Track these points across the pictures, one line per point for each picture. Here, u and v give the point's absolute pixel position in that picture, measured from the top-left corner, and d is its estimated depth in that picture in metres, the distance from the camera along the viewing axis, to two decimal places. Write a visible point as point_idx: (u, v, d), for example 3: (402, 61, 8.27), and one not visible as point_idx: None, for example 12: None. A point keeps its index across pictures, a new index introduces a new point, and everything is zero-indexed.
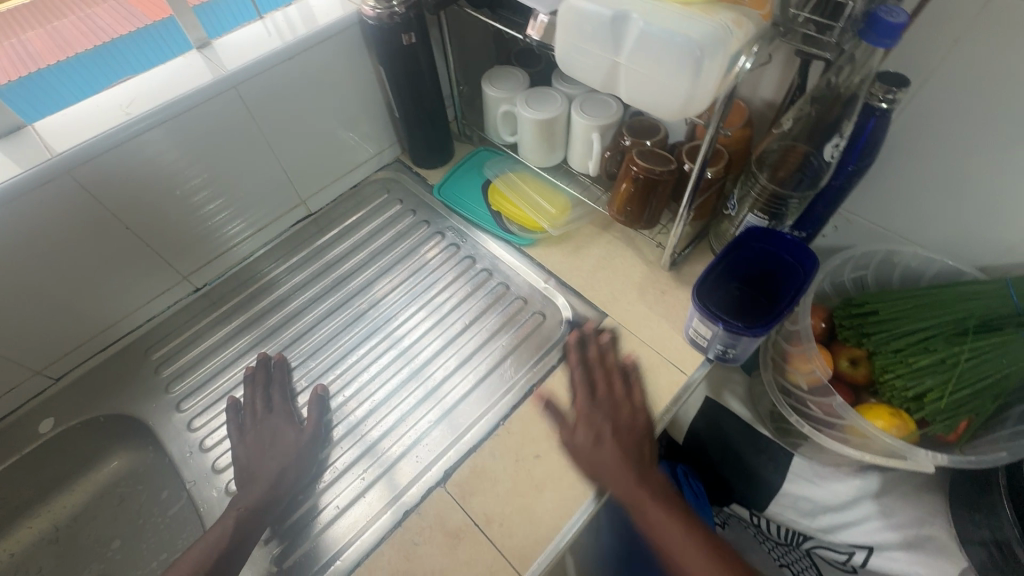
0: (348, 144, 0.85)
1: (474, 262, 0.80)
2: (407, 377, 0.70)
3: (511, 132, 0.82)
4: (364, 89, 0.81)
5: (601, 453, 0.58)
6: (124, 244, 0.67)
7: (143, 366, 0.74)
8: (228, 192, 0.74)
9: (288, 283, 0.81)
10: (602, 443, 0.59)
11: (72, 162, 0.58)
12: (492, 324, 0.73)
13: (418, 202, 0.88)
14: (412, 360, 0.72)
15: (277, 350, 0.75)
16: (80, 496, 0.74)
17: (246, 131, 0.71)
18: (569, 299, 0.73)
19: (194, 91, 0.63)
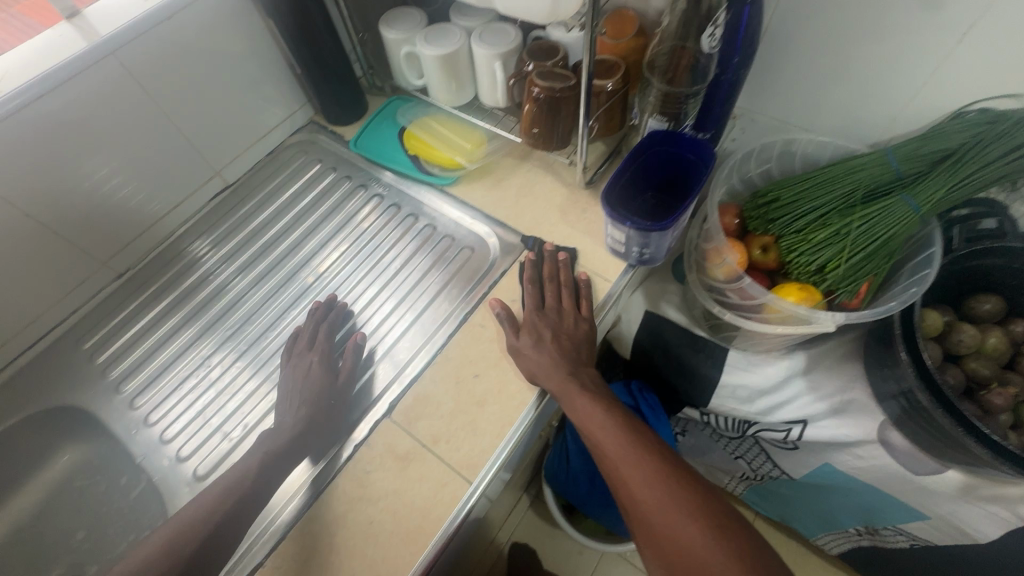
0: (255, 108, 0.83)
1: (400, 209, 0.81)
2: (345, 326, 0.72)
3: (418, 74, 0.82)
4: (260, 47, 0.78)
5: (561, 384, 0.59)
6: (27, 234, 0.65)
7: (76, 358, 0.73)
8: (133, 170, 0.72)
9: (214, 257, 0.80)
10: (563, 372, 0.59)
11: None
12: (423, 265, 0.75)
13: (338, 159, 0.88)
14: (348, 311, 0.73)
15: (211, 321, 0.75)
16: (36, 495, 0.73)
17: (138, 101, 0.68)
18: (493, 230, 0.75)
19: (68, 62, 0.60)
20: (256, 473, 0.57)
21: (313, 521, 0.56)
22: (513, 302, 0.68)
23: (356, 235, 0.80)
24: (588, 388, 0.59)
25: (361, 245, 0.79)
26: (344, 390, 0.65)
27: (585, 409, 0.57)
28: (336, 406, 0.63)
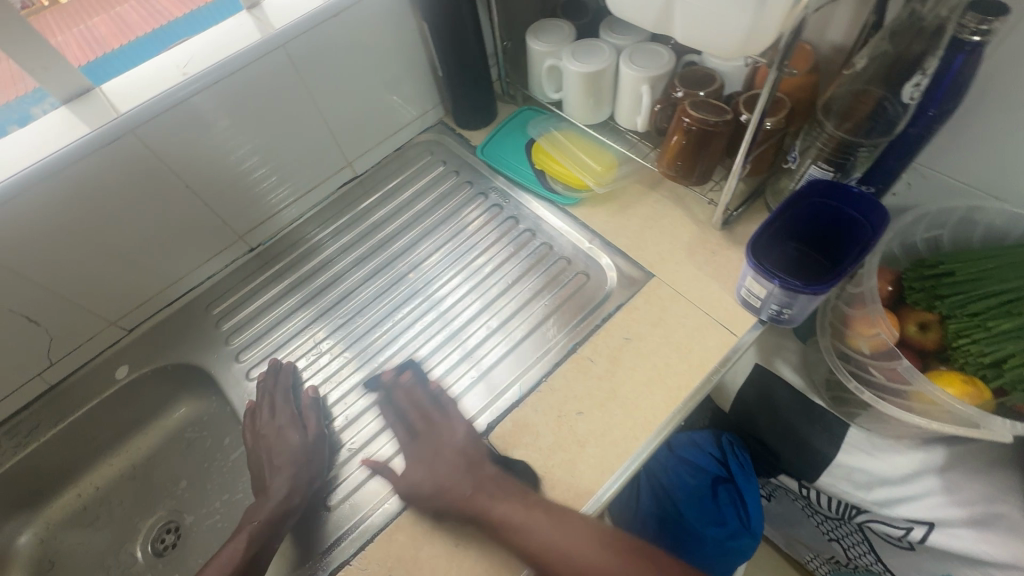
0: (392, 106, 0.85)
1: (517, 223, 0.80)
2: (444, 340, 0.71)
3: (556, 88, 0.80)
4: (408, 48, 0.80)
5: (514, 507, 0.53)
6: (183, 203, 0.70)
7: (204, 321, 0.78)
8: (275, 157, 0.76)
9: (332, 246, 0.83)
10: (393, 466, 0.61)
11: (135, 121, 0.60)
12: (533, 286, 0.73)
13: (461, 162, 0.88)
14: (450, 324, 0.73)
15: (323, 310, 0.78)
16: (152, 438, 0.80)
17: (294, 92, 0.72)
18: (614, 260, 0.72)
19: (243, 51, 0.64)
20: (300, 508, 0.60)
21: (400, 529, 0.56)
22: (626, 340, 0.65)
23: (455, 248, 0.80)
24: (482, 503, 0.54)
25: (470, 256, 0.78)
26: (319, 443, 0.65)
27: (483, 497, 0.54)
28: (303, 465, 0.63)
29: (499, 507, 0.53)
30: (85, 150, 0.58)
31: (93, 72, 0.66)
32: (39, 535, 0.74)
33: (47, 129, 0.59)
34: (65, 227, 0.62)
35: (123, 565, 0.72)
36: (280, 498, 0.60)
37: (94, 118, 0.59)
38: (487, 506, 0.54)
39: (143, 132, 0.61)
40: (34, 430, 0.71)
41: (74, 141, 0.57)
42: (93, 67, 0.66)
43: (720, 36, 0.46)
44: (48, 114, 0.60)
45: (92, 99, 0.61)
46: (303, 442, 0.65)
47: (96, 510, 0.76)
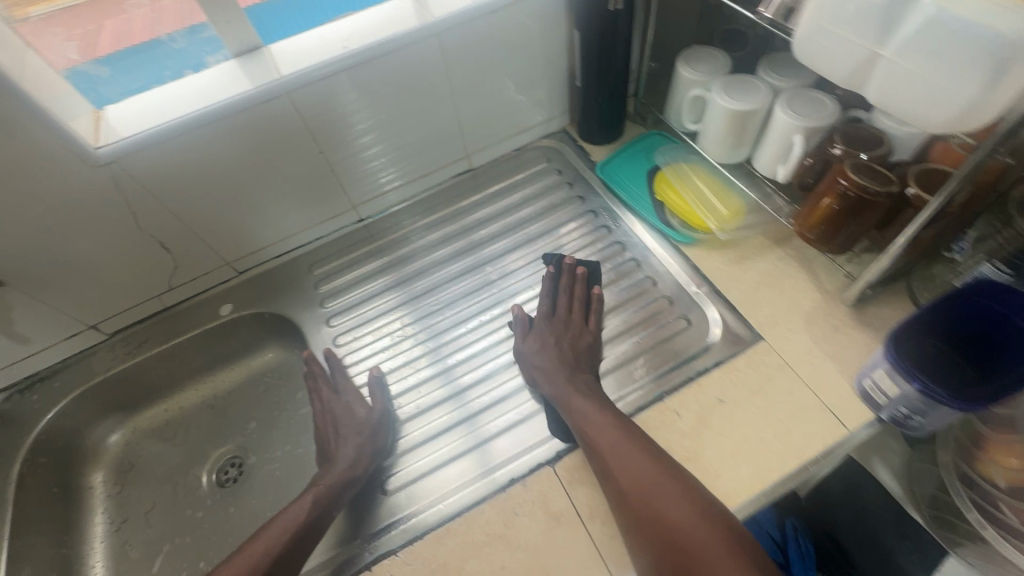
0: (522, 106, 0.84)
1: (623, 250, 0.77)
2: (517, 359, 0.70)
3: (695, 119, 0.76)
4: (552, 53, 0.79)
5: (596, 403, 0.59)
6: (314, 167, 0.74)
7: (305, 280, 0.82)
8: (402, 138, 0.77)
9: (430, 236, 0.84)
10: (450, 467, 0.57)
11: (293, 85, 0.63)
12: (625, 321, 0.70)
13: (576, 175, 0.86)
14: None
15: (409, 297, 0.79)
16: (236, 375, 0.85)
17: (436, 78, 0.73)
18: (720, 312, 0.67)
19: (402, 34, 0.65)
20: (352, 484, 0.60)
21: (450, 534, 0.56)
22: (718, 401, 0.60)
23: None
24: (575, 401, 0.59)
25: None
26: (383, 421, 0.65)
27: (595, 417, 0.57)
28: (370, 437, 0.63)
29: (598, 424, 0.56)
30: (246, 105, 0.62)
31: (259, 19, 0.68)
32: (125, 438, 0.81)
33: (217, 79, 0.63)
34: (211, 170, 0.66)
35: (188, 486, 0.77)
36: (347, 468, 0.60)
37: (259, 75, 0.63)
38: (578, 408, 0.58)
39: (298, 95, 0.64)
40: (142, 344, 0.78)
41: (239, 95, 0.61)
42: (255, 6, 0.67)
43: (934, 103, 0.40)
44: (220, 65, 0.65)
45: (260, 57, 0.65)
46: (366, 416, 0.65)
47: (175, 428, 0.82)
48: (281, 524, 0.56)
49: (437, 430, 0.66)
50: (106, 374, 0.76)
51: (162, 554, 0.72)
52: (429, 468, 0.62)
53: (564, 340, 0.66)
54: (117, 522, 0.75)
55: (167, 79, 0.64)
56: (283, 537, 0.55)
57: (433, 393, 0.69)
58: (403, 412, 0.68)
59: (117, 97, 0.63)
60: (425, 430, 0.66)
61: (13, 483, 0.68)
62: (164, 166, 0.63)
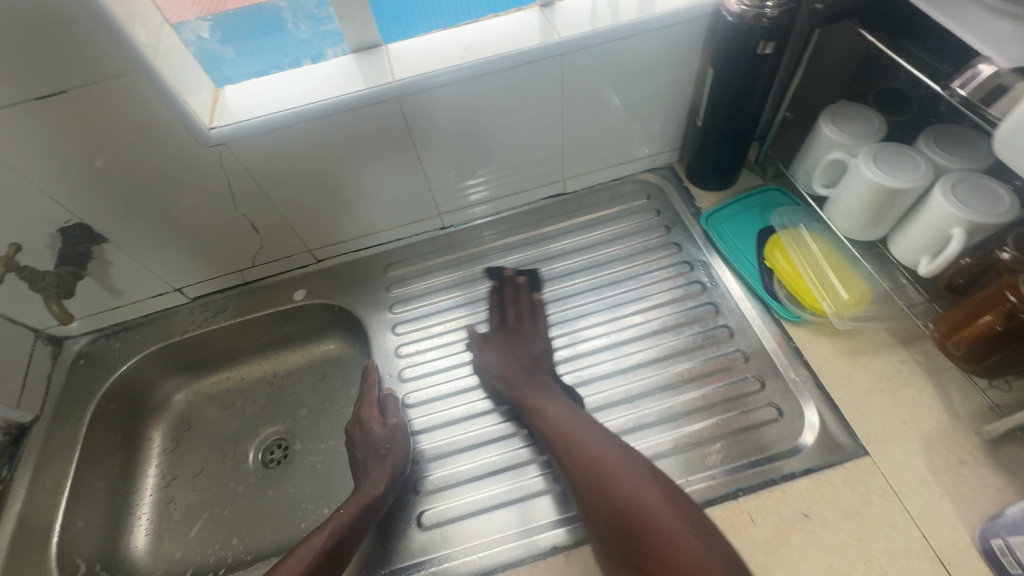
0: (632, 137, 0.78)
1: (717, 314, 0.69)
2: None
3: (827, 183, 0.67)
4: (677, 87, 0.72)
5: (563, 412, 0.60)
6: (409, 171, 0.72)
7: (378, 279, 0.81)
8: (500, 153, 0.74)
9: (509, 256, 0.81)
10: (502, 357, 0.69)
11: (404, 90, 0.61)
12: (705, 395, 0.63)
13: (676, 220, 0.79)
14: (588, 396, 0.66)
15: (477, 320, 0.76)
16: (298, 358, 0.86)
17: (548, 98, 0.69)
18: (820, 411, 0.59)
19: (523, 52, 0.62)
20: (376, 511, 0.58)
21: None
22: (802, 517, 0.53)
23: (629, 314, 0.72)
24: (528, 396, 0.64)
25: (642, 331, 0.70)
26: (396, 436, 0.64)
27: (568, 430, 0.58)
28: (387, 457, 0.62)
29: (574, 436, 0.57)
30: (356, 104, 0.61)
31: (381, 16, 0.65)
32: (188, 398, 0.84)
33: (332, 73, 0.63)
34: (309, 162, 0.66)
35: (236, 458, 0.79)
36: (368, 494, 0.58)
37: (373, 75, 0.62)
38: (538, 406, 0.62)
39: (407, 101, 0.62)
40: (218, 314, 0.80)
41: (351, 94, 0.60)
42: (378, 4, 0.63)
43: None
44: (338, 60, 0.64)
45: (377, 56, 0.64)
46: (379, 433, 0.64)
47: (235, 397, 0.84)
48: (309, 550, 0.53)
49: (465, 468, 0.63)
50: (181, 335, 0.79)
51: (200, 521, 0.74)
52: (465, 512, 0.60)
53: (523, 353, 0.69)
54: (167, 479, 0.77)
55: (286, 67, 0.64)
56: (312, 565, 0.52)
57: (477, 424, 0.67)
58: (438, 446, 0.65)
59: (238, 79, 0.64)
60: (450, 471, 0.63)
61: (85, 424, 0.72)
62: (266, 154, 0.63)
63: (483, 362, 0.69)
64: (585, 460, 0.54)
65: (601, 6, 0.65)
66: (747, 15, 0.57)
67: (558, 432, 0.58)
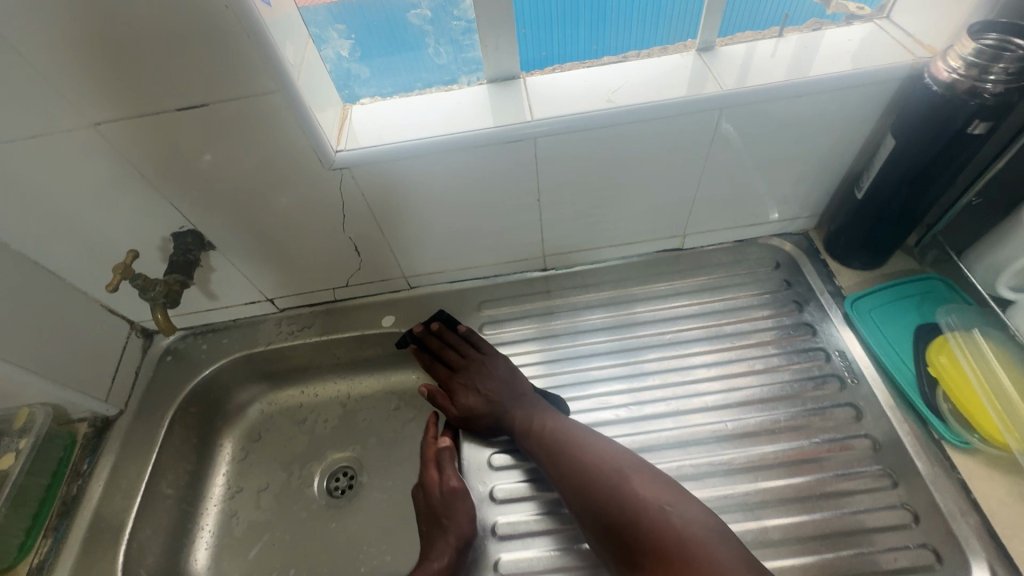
0: (770, 199, 0.70)
1: (856, 420, 0.60)
2: None
3: (1016, 285, 0.57)
4: (838, 152, 0.64)
5: (575, 432, 0.60)
6: (524, 210, 0.67)
7: (470, 316, 0.76)
8: (622, 202, 0.68)
9: (611, 311, 0.74)
10: (488, 398, 0.66)
11: (542, 132, 0.56)
12: (839, 518, 0.55)
13: (811, 297, 0.70)
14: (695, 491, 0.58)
15: (572, 377, 0.69)
16: (374, 383, 0.82)
17: (690, 152, 0.62)
18: (994, 570, 0.49)
19: (678, 103, 0.56)
20: None
21: None
22: None
23: (742, 400, 0.64)
24: (504, 408, 0.65)
25: (761, 423, 0.62)
26: (455, 501, 0.60)
27: (570, 434, 0.60)
28: (449, 527, 0.58)
29: (566, 442, 0.59)
30: (490, 142, 0.56)
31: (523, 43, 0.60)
32: (262, 409, 0.82)
33: (466, 104, 0.59)
34: (423, 192, 0.62)
35: (301, 481, 0.76)
36: (432, 571, 0.55)
37: (510, 112, 0.57)
38: (526, 419, 0.63)
39: (541, 143, 0.57)
40: (304, 329, 0.78)
41: (488, 131, 0.56)
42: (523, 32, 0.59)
43: None
44: (473, 89, 0.60)
45: (513, 89, 0.60)
46: (438, 499, 0.60)
47: (307, 414, 0.81)
48: None
49: (549, 553, 0.58)
50: (265, 346, 0.77)
51: (260, 544, 0.71)
52: None
53: (490, 379, 0.67)
54: (232, 491, 0.75)
55: (416, 90, 0.61)
56: None
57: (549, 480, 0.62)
58: (522, 520, 0.60)
59: (368, 99, 0.61)
60: (532, 553, 0.58)
61: (164, 428, 0.71)
62: (386, 182, 0.60)
63: (463, 409, 0.66)
64: (573, 460, 0.58)
65: (769, 60, 0.58)
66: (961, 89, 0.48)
67: (560, 443, 0.60)
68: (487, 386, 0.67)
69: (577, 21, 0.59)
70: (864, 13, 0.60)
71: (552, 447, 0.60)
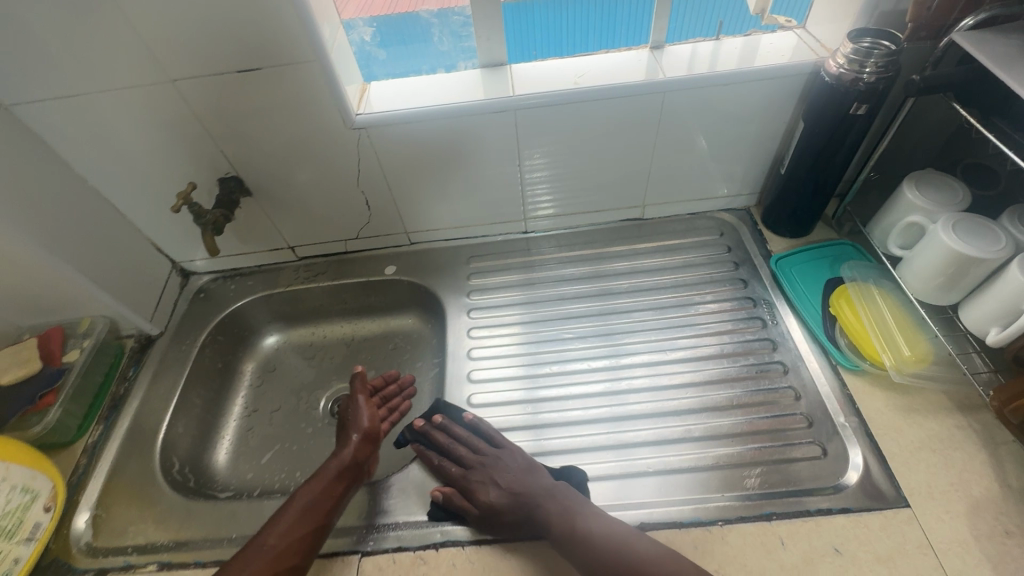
0: (715, 176, 0.84)
1: (774, 351, 0.72)
2: (627, 416, 0.69)
3: (902, 244, 0.70)
4: (766, 135, 0.77)
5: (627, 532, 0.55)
6: (509, 176, 0.80)
7: (460, 268, 0.89)
8: (590, 172, 0.81)
9: (579, 268, 0.87)
10: (506, 486, 0.61)
11: (522, 104, 0.70)
12: (751, 423, 0.66)
13: (746, 259, 0.83)
14: (638, 403, 0.70)
15: (545, 317, 0.82)
16: (376, 327, 0.95)
17: (644, 130, 0.76)
18: (866, 457, 0.61)
19: (633, 86, 0.70)
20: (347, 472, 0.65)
21: (515, 553, 0.58)
22: (833, 550, 0.55)
23: (682, 337, 0.77)
24: (534, 505, 0.59)
25: (697, 354, 0.74)
26: (360, 408, 0.72)
27: (614, 532, 0.55)
28: (354, 427, 0.70)
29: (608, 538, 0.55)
30: (481, 110, 0.71)
31: (512, 39, 0.74)
32: (278, 344, 0.94)
33: (463, 83, 0.73)
34: (425, 153, 0.76)
35: (308, 404, 0.88)
36: (346, 457, 0.66)
37: (498, 90, 0.72)
38: (564, 518, 0.57)
39: (522, 114, 0.71)
40: (318, 275, 0.91)
41: (480, 101, 0.70)
42: (512, 31, 0.73)
43: None
44: (469, 73, 0.74)
45: (501, 73, 0.74)
46: (348, 412, 0.73)
47: (316, 350, 0.94)
48: (294, 512, 0.59)
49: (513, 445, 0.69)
50: (285, 287, 0.91)
51: (271, 451, 0.83)
52: None
53: (507, 476, 0.63)
54: (250, 409, 0.87)
55: (422, 73, 0.75)
56: (299, 530, 0.58)
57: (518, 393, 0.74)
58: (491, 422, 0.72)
59: (382, 78, 0.75)
60: None
61: (196, 348, 0.84)
62: (396, 142, 0.74)
63: (486, 508, 0.60)
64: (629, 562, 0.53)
65: (706, 57, 0.72)
66: (844, 78, 0.62)
67: (613, 549, 0.54)
68: (499, 476, 0.63)
69: (555, 22, 0.73)
70: (791, 25, 0.74)
71: (600, 546, 0.54)
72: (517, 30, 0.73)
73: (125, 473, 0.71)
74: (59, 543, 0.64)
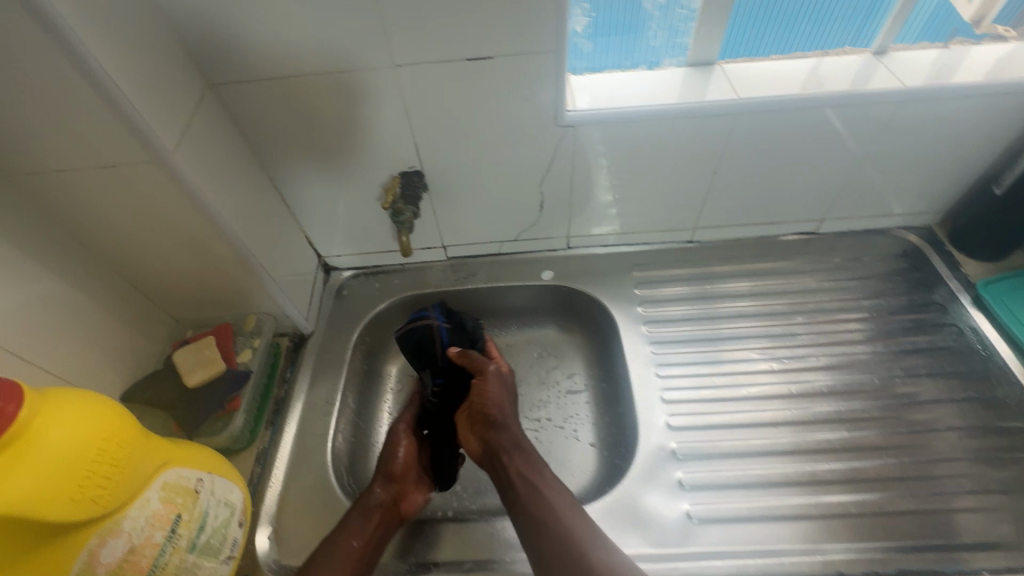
0: (909, 192, 0.78)
1: (994, 386, 0.70)
2: (847, 450, 0.67)
3: None
4: (981, 152, 0.72)
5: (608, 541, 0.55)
6: (699, 183, 0.76)
7: (625, 277, 0.84)
8: (783, 184, 0.77)
9: (754, 283, 0.83)
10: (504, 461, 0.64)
11: (748, 108, 0.65)
12: (984, 466, 0.64)
13: (939, 283, 0.79)
14: (856, 437, 0.68)
15: (728, 334, 0.78)
16: (519, 334, 0.89)
17: (858, 143, 0.71)
18: None
19: (870, 94, 0.64)
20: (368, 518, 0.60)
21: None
22: None
23: (883, 367, 0.74)
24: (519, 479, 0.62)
25: (906, 384, 0.72)
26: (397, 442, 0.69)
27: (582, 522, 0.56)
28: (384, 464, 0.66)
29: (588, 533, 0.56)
30: (704, 113, 0.66)
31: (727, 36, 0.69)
32: None
33: (675, 82, 0.68)
34: (623, 156, 0.71)
35: None
36: (371, 501, 0.62)
37: (718, 91, 0.66)
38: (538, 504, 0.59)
39: (742, 120, 0.67)
40: (469, 277, 0.86)
41: (706, 102, 0.65)
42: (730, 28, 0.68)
43: None
44: (676, 70, 0.69)
45: (712, 72, 0.69)
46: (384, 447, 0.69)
47: None
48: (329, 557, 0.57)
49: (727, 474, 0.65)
50: (434, 288, 0.85)
51: None
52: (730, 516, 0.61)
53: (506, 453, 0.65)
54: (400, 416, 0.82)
55: (625, 68, 0.70)
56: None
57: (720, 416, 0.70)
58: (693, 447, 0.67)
59: (581, 70, 0.71)
60: (713, 472, 0.65)
61: (349, 349, 0.79)
62: (600, 143, 0.69)
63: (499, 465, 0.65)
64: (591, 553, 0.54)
65: (940, 66, 0.67)
66: None
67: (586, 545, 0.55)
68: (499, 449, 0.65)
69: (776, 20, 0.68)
70: (1011, 35, 0.70)
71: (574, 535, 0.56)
72: (735, 27, 0.68)
73: (299, 484, 0.66)
74: (246, 560, 0.60)
